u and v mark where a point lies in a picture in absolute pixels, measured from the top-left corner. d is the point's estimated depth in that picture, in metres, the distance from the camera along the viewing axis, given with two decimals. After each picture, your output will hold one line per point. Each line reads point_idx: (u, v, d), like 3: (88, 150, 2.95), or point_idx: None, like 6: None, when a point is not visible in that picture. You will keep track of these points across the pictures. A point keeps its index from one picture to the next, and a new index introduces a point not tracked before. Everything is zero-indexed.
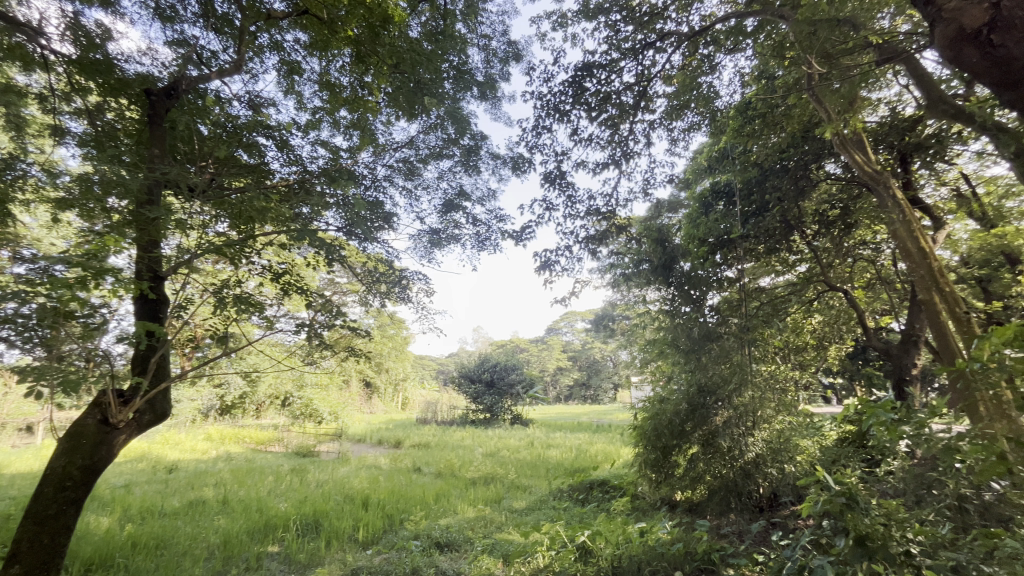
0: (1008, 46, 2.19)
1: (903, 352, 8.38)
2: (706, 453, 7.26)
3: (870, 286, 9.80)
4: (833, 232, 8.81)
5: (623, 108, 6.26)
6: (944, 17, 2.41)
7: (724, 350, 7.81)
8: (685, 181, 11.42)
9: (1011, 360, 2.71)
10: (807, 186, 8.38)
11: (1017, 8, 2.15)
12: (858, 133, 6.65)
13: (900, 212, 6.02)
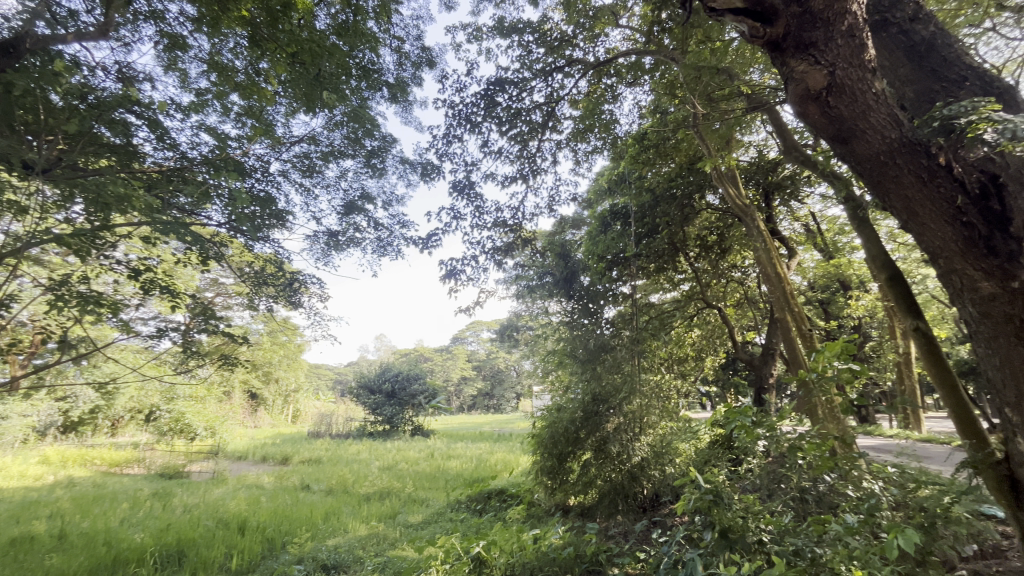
0: (840, 109, 2.65)
1: (763, 363, 9.61)
2: (597, 459, 7.64)
3: (740, 305, 11.11)
4: (711, 256, 10.04)
5: (532, 126, 6.48)
6: (794, 77, 2.74)
7: (616, 360, 8.32)
8: (588, 200, 12.10)
9: (839, 371, 3.20)
10: (691, 214, 9.43)
11: (847, 78, 2.61)
12: (732, 169, 7.54)
13: (762, 241, 6.91)
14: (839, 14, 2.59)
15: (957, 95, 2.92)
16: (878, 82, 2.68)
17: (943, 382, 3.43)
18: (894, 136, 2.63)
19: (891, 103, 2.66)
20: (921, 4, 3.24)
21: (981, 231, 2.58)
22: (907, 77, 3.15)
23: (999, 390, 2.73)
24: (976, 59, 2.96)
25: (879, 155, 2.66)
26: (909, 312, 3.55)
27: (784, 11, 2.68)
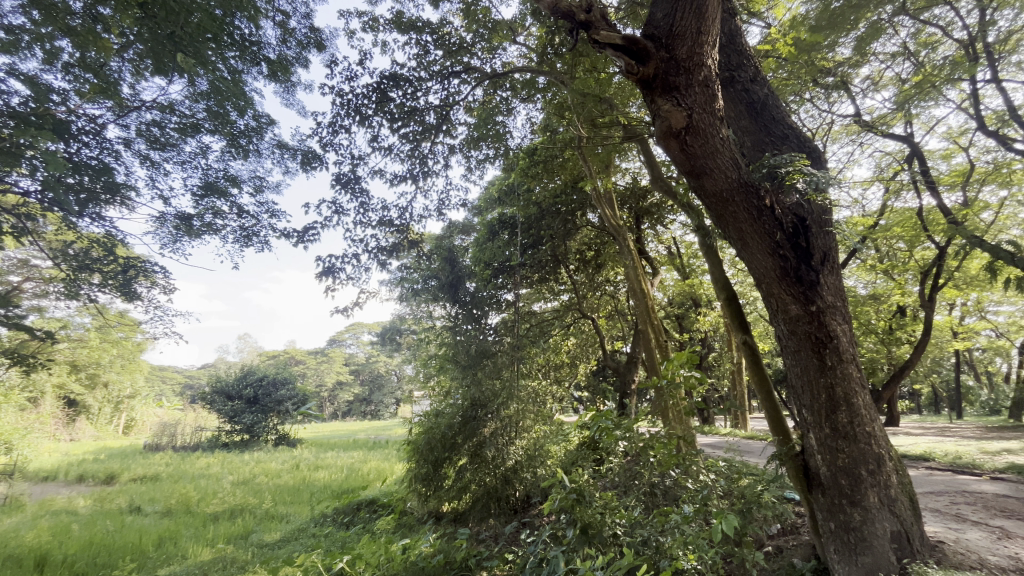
0: (693, 148, 3.01)
1: (628, 369, 10.67)
2: (473, 464, 7.70)
3: (611, 317, 12.07)
4: (588, 269, 10.79)
5: (425, 127, 6.38)
6: (659, 115, 3.04)
7: (496, 366, 8.52)
8: (478, 207, 12.27)
9: (683, 378, 3.60)
10: (572, 229, 10.14)
11: (700, 122, 2.97)
12: (609, 192, 8.18)
13: (630, 259, 7.61)
14: (697, 65, 2.95)
15: (780, 148, 3.51)
16: (725, 129, 3.10)
17: (762, 389, 4.04)
18: (735, 177, 3.07)
19: (735, 148, 3.10)
20: (759, 69, 3.82)
21: (792, 263, 3.13)
22: (747, 128, 3.69)
23: (798, 395, 3.33)
24: (795, 122, 3.59)
25: (723, 192, 3.10)
26: (740, 328, 4.16)
27: (654, 54, 2.97)
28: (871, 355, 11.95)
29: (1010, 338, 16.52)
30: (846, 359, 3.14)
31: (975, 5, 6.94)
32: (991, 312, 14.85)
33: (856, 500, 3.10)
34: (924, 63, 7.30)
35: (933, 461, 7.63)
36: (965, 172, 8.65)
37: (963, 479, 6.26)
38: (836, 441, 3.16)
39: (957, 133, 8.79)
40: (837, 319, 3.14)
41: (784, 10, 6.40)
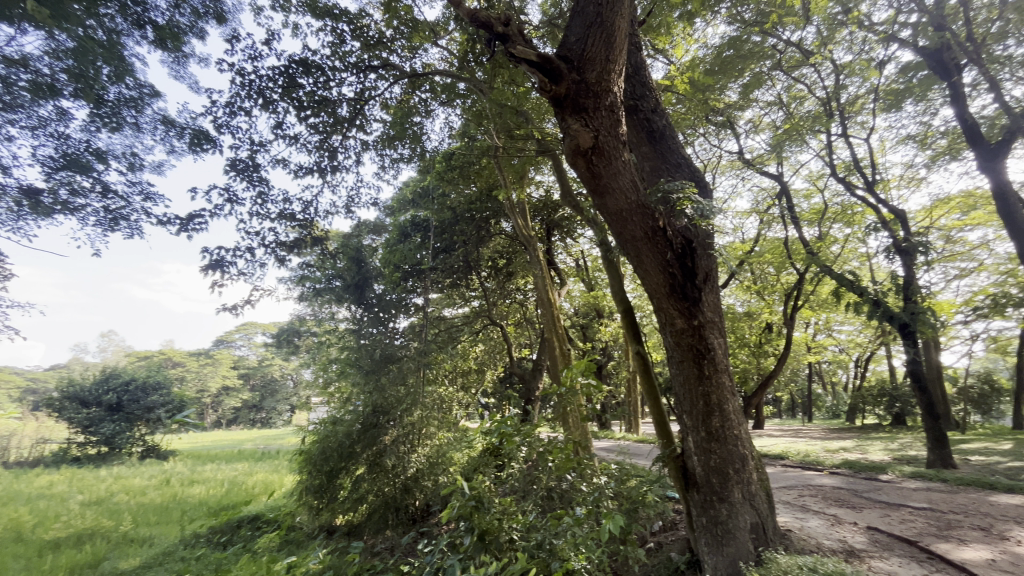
0: (598, 168, 3.19)
1: (533, 376, 11.12)
2: (370, 473, 7.38)
3: (519, 324, 12.32)
4: (499, 277, 10.94)
5: (337, 120, 6.07)
6: (569, 133, 3.18)
7: (401, 371, 8.27)
8: (390, 208, 11.96)
9: (580, 384, 3.76)
10: (485, 236, 10.36)
11: (605, 144, 3.14)
12: (522, 201, 8.31)
13: (539, 269, 7.72)
14: (604, 90, 3.12)
15: (674, 176, 3.85)
16: (628, 152, 3.31)
17: (651, 395, 4.34)
18: (634, 198, 3.30)
19: (635, 171, 3.32)
20: (659, 101, 4.15)
21: (679, 281, 3.43)
22: (646, 154, 4.01)
23: (680, 402, 3.65)
24: (687, 153, 3.96)
25: (622, 211, 3.32)
26: (634, 339, 4.47)
27: (566, 74, 3.10)
28: (744, 366, 13.46)
29: (850, 353, 19.50)
30: (720, 369, 3.51)
31: (832, 70, 8.20)
32: (837, 331, 17.44)
33: (723, 496, 3.45)
34: (793, 113, 8.47)
35: (787, 459, 8.76)
36: (820, 211, 10.14)
37: (809, 474, 7.25)
38: (709, 442, 3.50)
39: (815, 177, 10.30)
40: (714, 333, 3.50)
41: (684, 51, 7.07)
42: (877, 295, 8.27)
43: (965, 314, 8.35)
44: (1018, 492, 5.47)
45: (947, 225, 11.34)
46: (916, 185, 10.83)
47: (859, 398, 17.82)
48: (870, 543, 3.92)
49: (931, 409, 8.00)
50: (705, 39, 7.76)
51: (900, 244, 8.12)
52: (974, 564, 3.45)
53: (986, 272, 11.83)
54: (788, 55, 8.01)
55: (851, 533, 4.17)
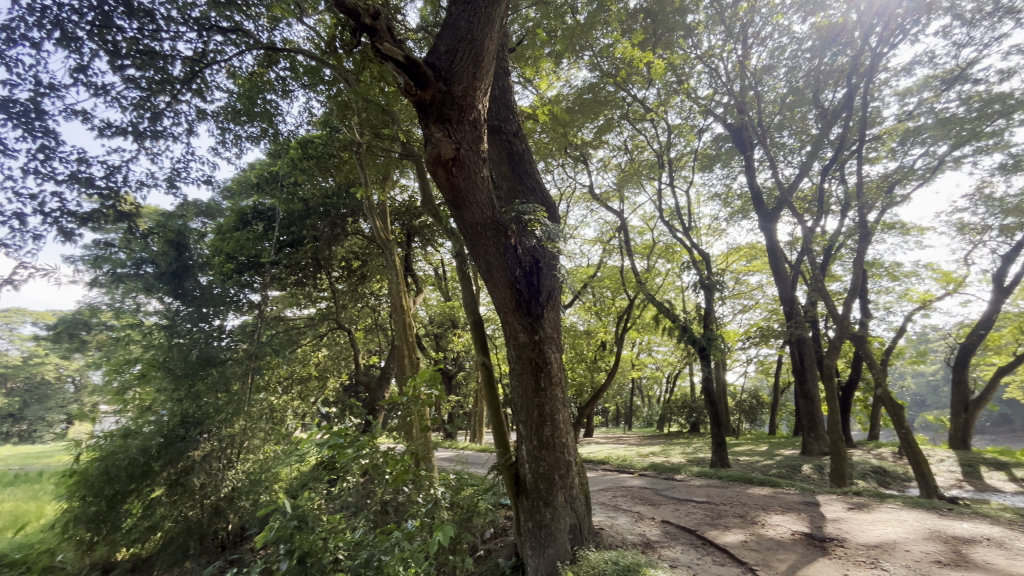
0: (458, 181, 3.24)
1: (379, 385, 10.65)
2: (170, 496, 6.27)
3: (369, 330, 11.78)
4: (351, 279, 10.36)
5: (167, 78, 5.13)
6: (431, 141, 3.16)
7: (224, 376, 7.21)
8: (228, 189, 10.55)
9: (421, 395, 3.70)
10: (340, 234, 9.72)
11: (465, 158, 3.20)
12: (383, 204, 7.99)
13: (395, 274, 7.34)
14: (469, 106, 3.16)
15: (528, 199, 4.09)
16: (487, 169, 3.41)
17: (492, 406, 4.47)
18: (488, 214, 3.42)
19: (492, 188, 3.44)
20: (521, 126, 4.37)
21: (525, 297, 3.65)
22: (505, 174, 4.20)
23: (517, 412, 3.86)
24: (542, 179, 4.24)
25: (477, 225, 3.41)
26: (481, 350, 4.60)
27: (433, 82, 3.07)
28: (581, 379, 14.79)
29: (664, 370, 22.73)
30: (555, 383, 3.79)
31: (665, 128, 9.61)
32: (655, 351, 20.21)
33: (548, 501, 3.71)
34: (634, 159, 9.70)
35: (607, 464, 9.79)
36: (649, 247, 11.71)
37: (623, 477, 8.19)
38: (539, 450, 3.76)
39: (648, 217, 11.93)
40: (552, 348, 3.77)
41: (550, 85, 7.64)
42: (685, 322, 9.82)
43: (744, 342, 10.37)
44: (766, 484, 6.92)
45: (737, 269, 14.04)
46: (718, 235, 13.22)
47: (667, 409, 20.82)
48: (662, 535, 4.57)
49: (716, 418, 9.70)
50: (569, 79, 8.48)
51: (705, 280, 9.76)
52: (732, 546, 4.24)
53: (759, 309, 14.90)
54: (633, 108, 9.14)
55: (649, 527, 4.81)
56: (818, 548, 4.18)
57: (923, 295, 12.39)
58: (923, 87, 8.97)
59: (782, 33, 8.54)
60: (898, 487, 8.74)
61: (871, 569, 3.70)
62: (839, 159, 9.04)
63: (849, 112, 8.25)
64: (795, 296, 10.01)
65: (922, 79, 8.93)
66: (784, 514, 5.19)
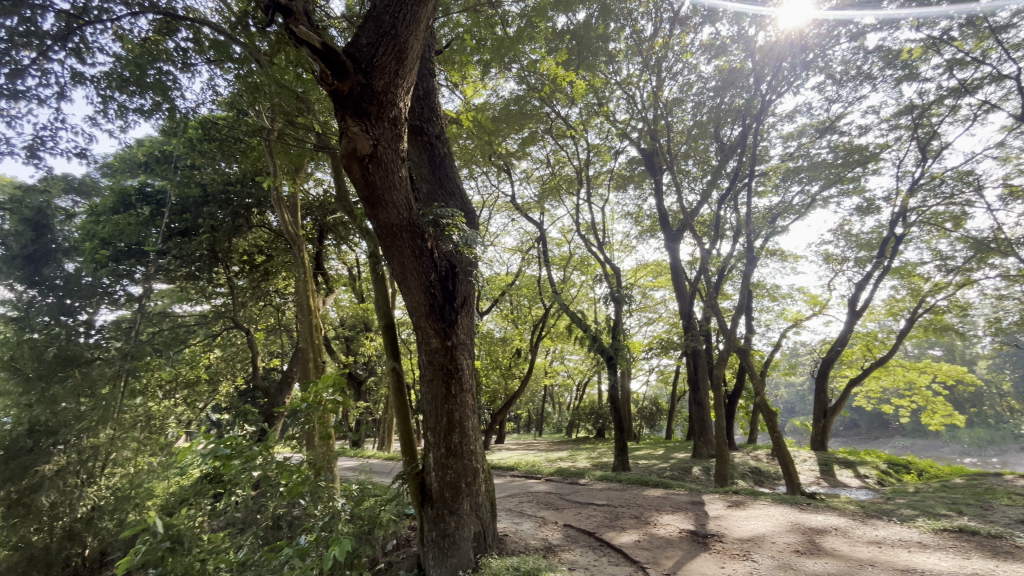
0: (375, 179, 3.13)
1: (279, 391, 9.87)
2: (10, 519, 5.45)
3: (271, 330, 10.91)
4: (252, 275, 9.41)
5: (35, 32, 4.43)
6: (348, 134, 3.02)
7: (87, 379, 6.20)
8: (109, 165, 9.32)
9: (324, 401, 3.45)
10: (243, 225, 8.93)
11: (383, 155, 3.09)
12: (293, 196, 7.46)
13: (303, 272, 6.87)
14: (389, 103, 3.07)
15: (448, 203, 4.06)
16: (406, 169, 3.33)
17: (401, 412, 4.35)
18: (406, 216, 3.33)
19: (411, 189, 3.36)
20: (445, 129, 4.33)
21: (439, 301, 3.61)
22: (425, 176, 4.13)
23: (426, 419, 3.80)
24: (462, 183, 4.23)
25: (393, 225, 3.31)
26: (392, 355, 4.46)
27: (352, 74, 2.93)
28: (495, 386, 14.90)
29: (574, 378, 23.61)
30: (465, 390, 3.77)
31: (584, 147, 10.07)
32: (567, 360, 20.94)
33: (454, 509, 3.68)
34: (556, 174, 10.05)
35: (516, 470, 9.91)
36: (566, 259, 12.17)
37: (530, 482, 8.33)
38: (447, 458, 3.72)
39: (566, 230, 12.40)
40: (464, 355, 3.77)
41: (477, 93, 7.68)
42: (596, 332, 10.29)
43: (647, 352, 11.09)
44: (660, 486, 7.42)
45: (644, 284, 15.01)
46: (629, 251, 14.05)
47: (576, 415, 21.66)
48: (563, 539, 4.70)
49: (620, 424, 10.23)
50: (497, 89, 8.59)
51: (615, 293, 10.31)
52: (627, 546, 4.47)
53: (662, 322, 16.04)
54: (557, 125, 9.46)
55: (551, 531, 4.93)
56: (701, 544, 4.54)
57: (795, 315, 14.10)
58: (803, 133, 10.25)
59: (690, 70, 9.33)
60: (771, 486, 9.82)
61: (744, 560, 4.10)
62: (733, 190, 10.04)
63: (742, 149, 9.22)
64: (692, 312, 10.91)
65: (802, 126, 10.22)
66: (674, 514, 5.59)
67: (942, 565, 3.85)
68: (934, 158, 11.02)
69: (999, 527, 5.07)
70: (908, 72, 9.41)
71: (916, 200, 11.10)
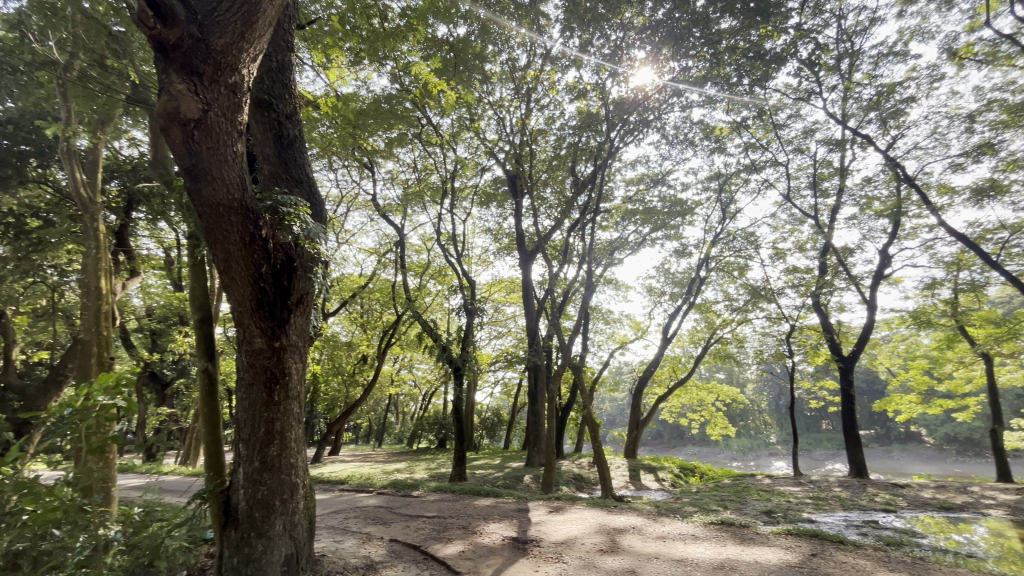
0: (201, 147, 2.70)
1: (40, 392, 7.81)
2: None
3: (37, 314, 8.66)
4: (19, 242, 7.41)
5: None
6: (169, 90, 2.57)
7: None
8: None
9: (99, 408, 2.74)
10: (10, 178, 7.00)
11: (215, 123, 2.70)
12: (93, 153, 6.04)
13: (93, 245, 5.52)
14: (229, 67, 2.71)
15: (292, 190, 3.71)
16: (242, 143, 2.96)
17: (209, 420, 3.77)
18: (236, 196, 2.93)
19: (246, 167, 2.99)
20: (298, 109, 3.95)
21: (268, 297, 3.24)
22: (268, 156, 3.71)
23: (239, 429, 3.36)
24: (312, 171, 3.90)
25: (219, 205, 2.89)
26: (205, 354, 3.85)
27: (181, 22, 2.52)
28: (333, 393, 13.92)
29: (421, 387, 23.28)
30: (291, 397, 3.44)
31: (450, 160, 10.16)
32: (416, 368, 20.57)
33: (263, 531, 3.28)
34: (421, 179, 9.93)
35: (346, 484, 9.28)
36: (423, 266, 12.04)
37: (359, 496, 7.88)
38: (260, 473, 3.32)
39: (426, 238, 12.30)
40: (293, 358, 3.44)
41: (345, 81, 7.22)
42: (446, 342, 10.30)
43: (494, 365, 11.47)
44: (490, 495, 7.64)
45: (497, 299, 15.56)
46: (485, 266, 14.47)
47: (419, 425, 21.32)
48: (386, 554, 4.52)
49: (460, 435, 10.30)
50: (368, 82, 8.20)
51: (468, 305, 10.48)
52: (450, 557, 4.49)
53: (511, 336, 16.76)
54: (427, 132, 9.38)
55: (374, 548, 4.71)
56: (520, 550, 4.77)
57: (621, 338, 15.99)
58: (641, 180, 11.80)
59: (556, 106, 10.07)
60: (588, 490, 10.84)
61: (556, 562, 4.41)
62: (582, 221, 11.05)
63: (591, 185, 10.23)
64: (537, 329, 11.61)
65: (640, 174, 11.75)
66: (499, 522, 5.80)
67: (706, 553, 4.63)
68: (731, 219, 13.62)
69: (749, 519, 6.32)
70: (718, 145, 11.50)
71: (716, 251, 13.53)
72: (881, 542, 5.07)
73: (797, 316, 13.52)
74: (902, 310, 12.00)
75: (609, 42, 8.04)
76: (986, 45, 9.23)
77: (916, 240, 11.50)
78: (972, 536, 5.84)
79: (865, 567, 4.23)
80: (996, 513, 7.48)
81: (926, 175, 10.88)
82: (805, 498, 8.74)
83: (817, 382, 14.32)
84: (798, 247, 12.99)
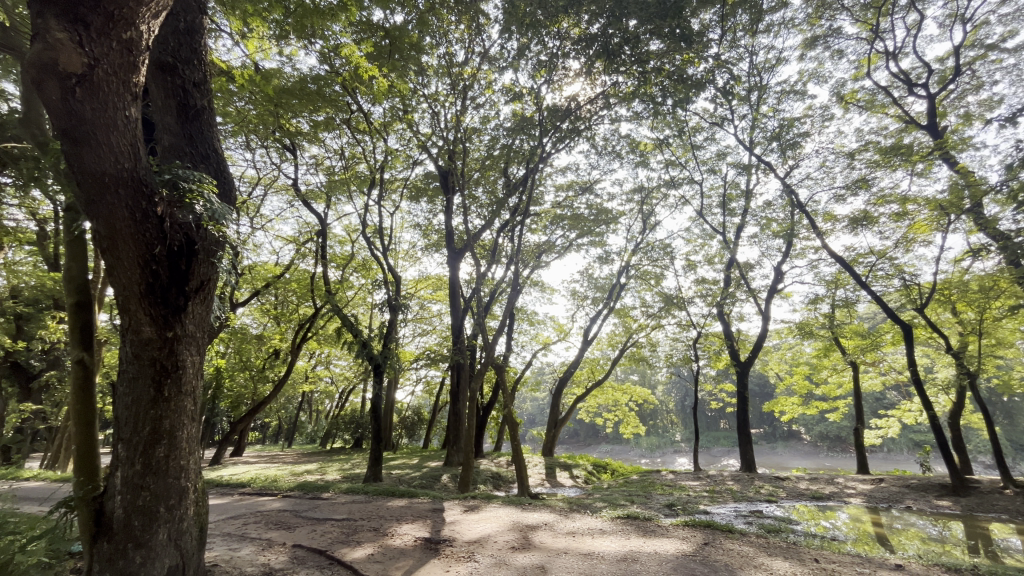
0: (83, 106, 2.37)
1: None
2: None
3: None
4: None
5: None
6: (45, 37, 2.23)
7: None
8: None
9: None
10: None
11: (102, 80, 2.38)
12: None
13: None
14: (125, 20, 2.41)
15: (196, 165, 3.37)
16: (137, 108, 2.65)
17: (80, 418, 3.32)
18: (126, 166, 2.62)
19: (139, 135, 2.67)
20: (208, 78, 3.61)
21: (161, 281, 2.92)
22: (170, 126, 3.33)
23: (118, 428, 3.00)
24: (220, 147, 3.57)
25: (104, 175, 2.55)
26: (80, 344, 3.38)
27: None
28: (239, 390, 12.88)
29: (338, 385, 22.23)
30: (183, 393, 3.13)
31: (380, 150, 9.82)
32: (333, 365, 19.63)
33: (142, 540, 2.95)
34: (348, 167, 9.48)
35: (248, 487, 8.62)
36: (346, 258, 11.52)
37: (262, 500, 7.35)
38: (142, 477, 2.98)
39: (350, 229, 11.78)
40: (188, 350, 3.13)
41: (267, 55, 6.71)
42: (366, 339, 9.90)
43: (416, 363, 11.24)
44: (405, 496, 7.47)
45: (423, 296, 15.29)
46: (413, 261, 14.16)
47: (334, 424, 20.34)
48: (288, 561, 4.25)
49: (377, 435, 9.96)
50: (294, 60, 7.69)
51: (392, 301, 10.17)
52: (359, 560, 4.32)
53: (435, 334, 16.53)
54: (356, 118, 8.99)
55: (275, 555, 4.41)
56: (432, 551, 4.71)
57: (544, 339, 16.38)
58: (570, 187, 12.15)
59: (492, 105, 10.08)
60: (505, 488, 10.96)
61: (467, 561, 4.40)
62: (512, 222, 11.16)
63: (522, 187, 10.36)
64: (462, 327, 11.55)
65: (570, 181, 12.09)
66: (413, 523, 5.67)
67: (611, 546, 4.86)
68: (650, 230, 14.43)
69: (652, 512, 6.72)
70: (642, 160, 12.15)
71: (636, 259, 14.28)
72: (762, 529, 5.63)
73: (704, 324, 14.62)
74: (791, 322, 13.38)
75: (547, 49, 8.19)
76: (867, 93, 10.59)
77: (804, 259, 12.91)
78: (836, 521, 6.66)
79: (748, 552, 4.66)
80: (855, 501, 8.59)
81: (815, 203, 12.26)
82: (702, 492, 9.47)
83: (717, 385, 15.57)
84: (707, 260, 14.06)
